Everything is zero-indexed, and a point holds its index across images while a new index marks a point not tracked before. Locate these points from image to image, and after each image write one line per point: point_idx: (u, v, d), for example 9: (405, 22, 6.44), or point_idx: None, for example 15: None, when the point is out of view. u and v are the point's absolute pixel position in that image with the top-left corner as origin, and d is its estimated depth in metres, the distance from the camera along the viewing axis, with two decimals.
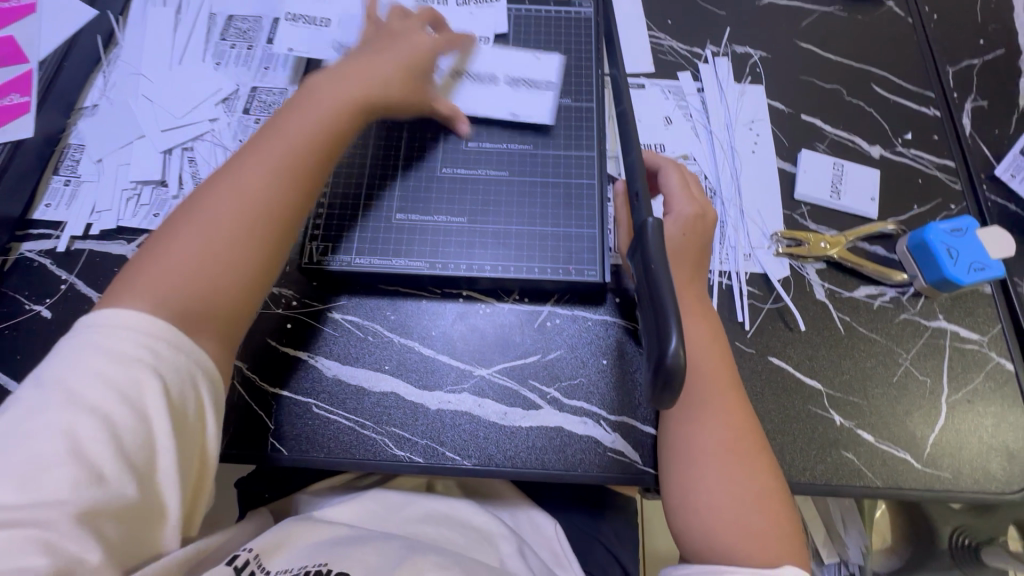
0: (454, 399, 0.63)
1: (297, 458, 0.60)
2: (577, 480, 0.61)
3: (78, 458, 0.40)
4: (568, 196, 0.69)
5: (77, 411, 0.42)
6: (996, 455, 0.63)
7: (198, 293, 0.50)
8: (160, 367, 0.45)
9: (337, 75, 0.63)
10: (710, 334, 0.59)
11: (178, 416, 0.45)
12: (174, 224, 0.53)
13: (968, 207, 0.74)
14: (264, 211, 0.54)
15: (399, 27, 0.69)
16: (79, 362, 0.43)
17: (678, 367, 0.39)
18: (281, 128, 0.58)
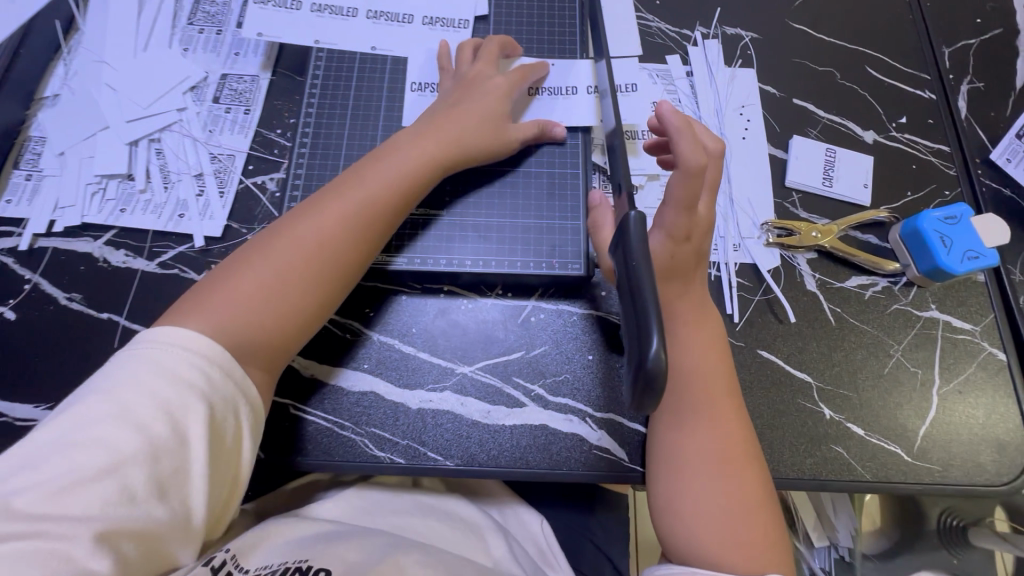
0: (435, 398, 0.62)
1: (277, 458, 0.59)
2: (562, 479, 0.60)
3: (123, 473, 0.42)
4: (551, 187, 0.66)
5: (126, 426, 0.43)
6: (986, 447, 0.62)
7: (258, 326, 0.52)
8: (207, 393, 0.47)
9: (422, 133, 0.62)
10: (714, 338, 0.57)
11: (218, 446, 0.47)
12: (247, 253, 0.56)
13: (962, 194, 0.72)
14: (327, 263, 0.56)
15: (485, 68, 0.67)
16: (135, 378, 0.46)
17: (661, 373, 0.36)
18: (361, 176, 0.59)
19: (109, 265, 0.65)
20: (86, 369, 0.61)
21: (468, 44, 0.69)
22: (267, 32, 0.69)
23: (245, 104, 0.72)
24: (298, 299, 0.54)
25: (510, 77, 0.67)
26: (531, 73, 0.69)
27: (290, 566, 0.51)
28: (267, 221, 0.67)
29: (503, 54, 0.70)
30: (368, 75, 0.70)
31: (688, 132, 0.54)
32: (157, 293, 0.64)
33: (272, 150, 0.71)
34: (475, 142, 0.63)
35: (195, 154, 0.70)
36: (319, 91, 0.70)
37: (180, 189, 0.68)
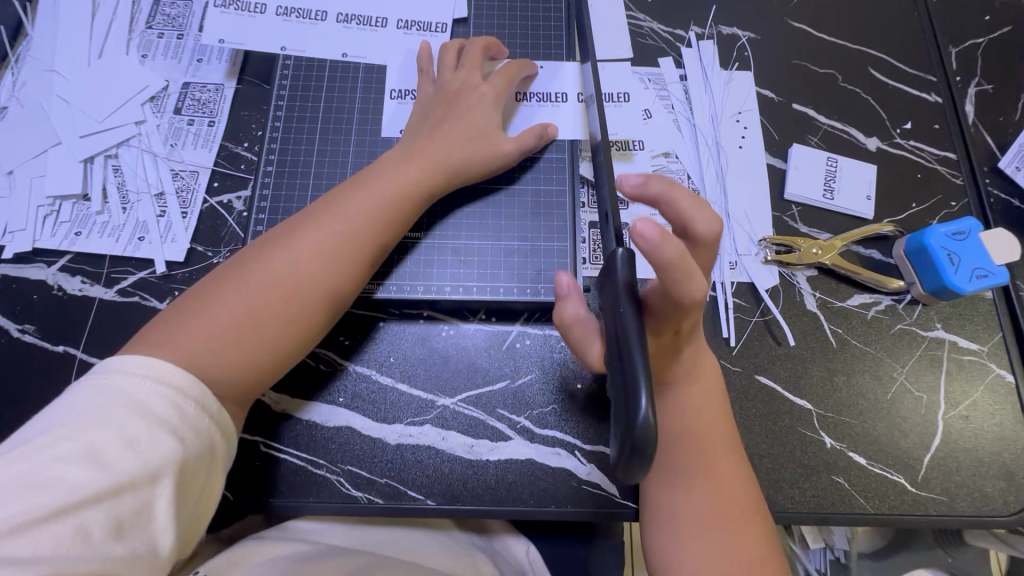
0: (415, 433, 0.58)
1: (248, 497, 0.56)
2: (550, 517, 0.57)
3: (82, 513, 0.37)
4: (536, 205, 0.62)
5: (86, 463, 0.38)
6: (993, 475, 0.59)
7: (221, 361, 0.48)
8: (179, 426, 0.43)
9: (407, 155, 0.57)
10: (712, 397, 0.51)
11: (190, 485, 0.43)
12: (220, 279, 0.51)
13: (969, 205, 0.69)
14: (305, 296, 0.51)
15: (470, 75, 0.61)
16: (100, 408, 0.41)
17: (650, 436, 0.33)
18: (345, 201, 0.54)
19: (65, 293, 0.61)
20: (41, 406, 0.57)
21: (451, 48, 0.63)
22: (230, 38, 0.63)
23: (209, 115, 0.68)
24: (273, 334, 0.50)
25: (497, 81, 0.62)
26: (517, 71, 0.63)
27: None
28: (233, 243, 0.63)
29: (489, 56, 0.65)
30: (339, 84, 0.65)
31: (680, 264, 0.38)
32: (116, 323, 0.60)
33: (238, 166, 0.66)
34: (467, 163, 0.58)
35: (155, 171, 0.65)
36: (287, 102, 0.65)
37: (139, 209, 0.64)
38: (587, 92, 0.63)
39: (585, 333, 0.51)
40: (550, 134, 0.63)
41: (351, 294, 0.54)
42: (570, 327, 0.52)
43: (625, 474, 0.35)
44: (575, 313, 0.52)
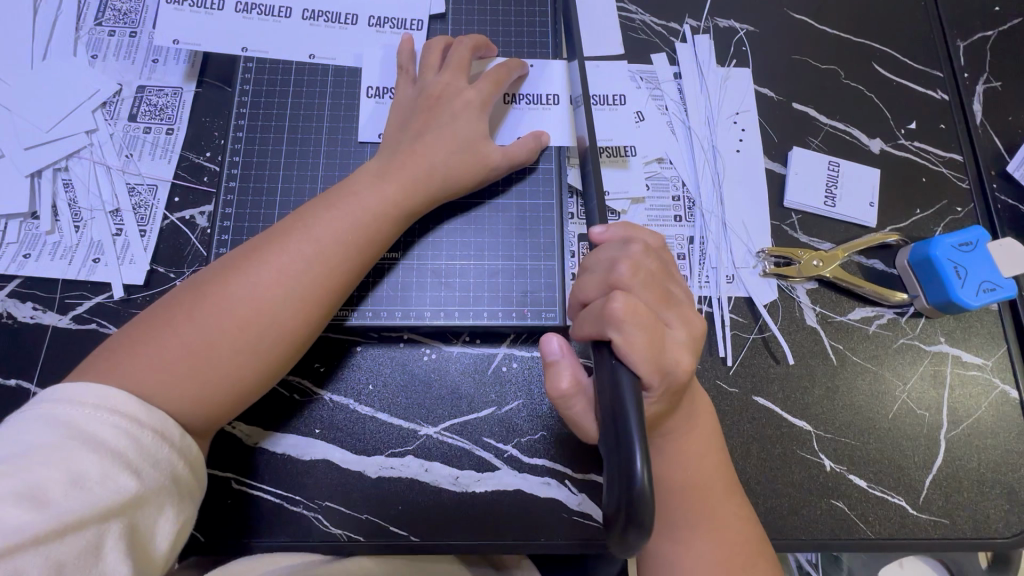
0: (397, 465, 0.55)
1: (220, 537, 0.53)
2: (540, 550, 0.54)
3: (20, 557, 0.33)
4: (522, 220, 0.58)
5: (23, 503, 0.35)
6: (995, 495, 0.58)
7: (177, 393, 0.44)
8: (132, 459, 0.39)
9: (384, 169, 0.52)
10: (709, 441, 0.49)
11: (147, 520, 0.39)
12: (176, 301, 0.47)
13: (975, 211, 0.66)
14: (267, 324, 0.46)
15: (455, 79, 0.56)
16: (41, 441, 0.37)
17: (645, 499, 0.34)
18: (315, 220, 0.49)
19: (15, 321, 0.56)
20: None
21: (436, 47, 0.58)
22: (184, 38, 0.58)
23: (167, 122, 0.62)
24: (232, 364, 0.46)
25: (483, 85, 0.56)
26: (508, 74, 0.58)
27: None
28: (197, 263, 0.59)
29: (477, 55, 0.60)
30: (307, 88, 0.60)
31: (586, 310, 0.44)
32: (71, 353, 0.56)
33: (200, 178, 0.61)
34: (450, 179, 0.54)
35: (110, 185, 0.60)
36: (250, 110, 0.59)
37: (94, 228, 0.59)
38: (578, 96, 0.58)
39: (584, 406, 0.48)
40: (544, 142, 0.58)
41: (320, 320, 0.49)
42: (568, 401, 0.48)
43: (623, 541, 0.35)
44: (573, 385, 0.47)
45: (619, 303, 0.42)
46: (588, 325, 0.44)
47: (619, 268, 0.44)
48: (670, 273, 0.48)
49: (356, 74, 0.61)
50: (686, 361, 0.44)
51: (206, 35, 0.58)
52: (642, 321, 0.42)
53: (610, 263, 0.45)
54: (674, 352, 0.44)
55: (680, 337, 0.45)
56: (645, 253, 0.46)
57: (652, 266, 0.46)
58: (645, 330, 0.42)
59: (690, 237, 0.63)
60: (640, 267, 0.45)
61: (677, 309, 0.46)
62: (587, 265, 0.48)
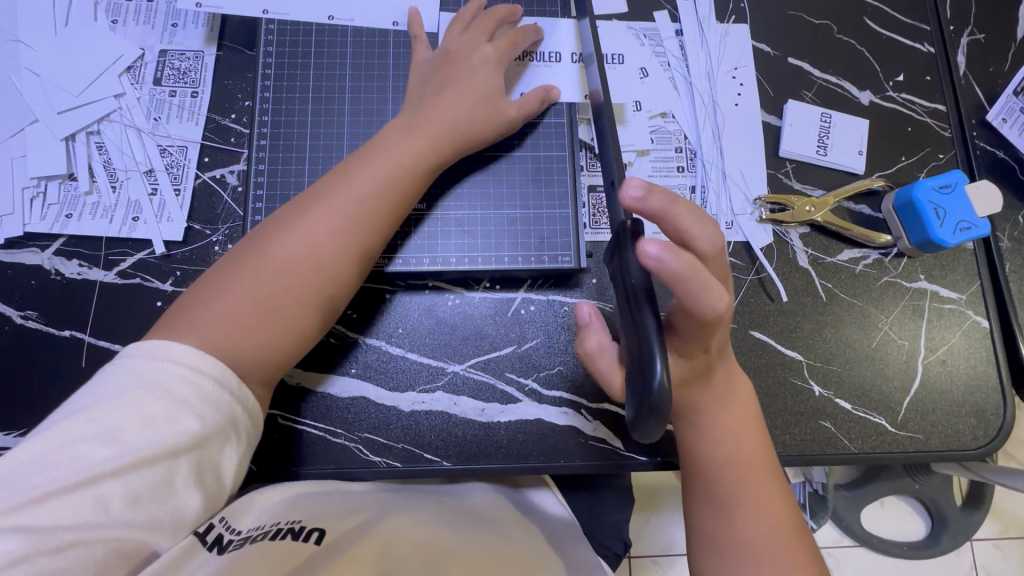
0: (429, 399, 0.60)
1: (269, 466, 0.58)
2: (558, 471, 0.60)
3: (101, 486, 0.39)
4: (536, 172, 0.62)
5: (104, 442, 0.40)
6: (966, 414, 0.64)
7: (250, 344, 0.48)
8: (196, 404, 0.43)
9: (410, 123, 0.56)
10: (743, 421, 0.54)
11: (212, 457, 0.44)
12: (234, 263, 0.50)
13: (955, 157, 0.71)
14: (324, 277, 0.51)
15: (478, 41, 0.60)
16: (118, 390, 0.42)
17: (664, 399, 0.38)
18: (355, 179, 0.53)
19: (63, 278, 0.60)
20: (54, 389, 0.58)
21: (463, 14, 0.62)
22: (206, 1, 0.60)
23: (192, 85, 0.65)
24: (295, 315, 0.50)
25: (501, 43, 0.60)
26: (525, 37, 0.61)
27: (281, 527, 0.50)
28: (231, 220, 0.62)
29: (503, 25, 0.63)
30: (328, 49, 0.63)
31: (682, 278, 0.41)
32: (120, 305, 0.60)
33: (229, 139, 0.64)
34: (470, 133, 0.57)
35: (142, 147, 0.63)
36: (274, 72, 0.62)
37: (130, 188, 0.62)
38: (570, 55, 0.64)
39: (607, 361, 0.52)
40: (551, 98, 0.62)
41: (364, 272, 0.54)
42: (592, 358, 0.53)
43: (641, 433, 0.40)
44: (598, 345, 0.52)
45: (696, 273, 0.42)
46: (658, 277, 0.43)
47: (691, 245, 0.45)
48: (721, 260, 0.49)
49: (374, 35, 0.63)
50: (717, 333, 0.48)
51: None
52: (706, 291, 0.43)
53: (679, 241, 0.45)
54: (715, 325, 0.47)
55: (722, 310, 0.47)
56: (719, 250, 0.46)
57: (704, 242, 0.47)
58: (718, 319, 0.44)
59: (692, 187, 0.68)
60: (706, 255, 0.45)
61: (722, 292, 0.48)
62: (668, 218, 0.44)
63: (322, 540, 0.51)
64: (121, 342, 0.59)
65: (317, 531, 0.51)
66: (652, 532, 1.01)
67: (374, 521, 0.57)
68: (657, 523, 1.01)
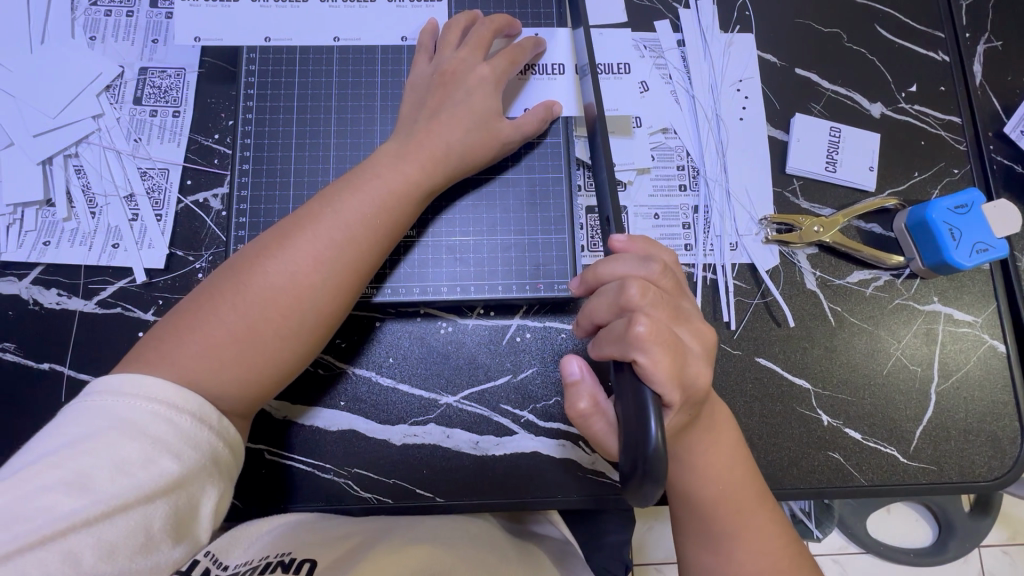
0: (420, 432, 0.58)
1: (256, 504, 0.56)
2: (555, 505, 0.58)
3: (71, 538, 0.35)
4: (532, 194, 0.60)
5: (73, 490, 0.36)
6: (982, 443, 0.62)
7: (225, 380, 0.46)
8: (173, 442, 0.41)
9: (403, 146, 0.53)
10: (729, 450, 0.50)
11: (191, 500, 0.41)
12: (212, 291, 0.48)
13: (971, 173, 0.67)
14: (306, 310, 0.48)
15: (472, 55, 0.56)
16: (86, 433, 0.39)
17: (661, 460, 0.36)
18: (341, 203, 0.50)
19: (42, 308, 0.58)
20: (32, 425, 0.56)
21: (456, 22, 0.58)
22: (205, 35, 0.59)
23: (173, 104, 0.62)
24: (275, 347, 0.48)
25: (499, 62, 0.57)
26: (524, 54, 0.58)
27: (270, 560, 0.46)
28: (215, 246, 0.60)
29: (501, 34, 0.60)
30: (313, 67, 0.60)
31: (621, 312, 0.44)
32: (100, 336, 0.58)
33: (212, 161, 0.62)
34: (467, 157, 0.55)
35: (122, 170, 0.61)
36: (257, 91, 0.59)
37: (110, 214, 0.60)
38: (569, 65, 0.61)
39: (603, 426, 0.46)
40: (555, 113, 0.59)
41: (351, 300, 0.51)
42: (586, 421, 0.47)
43: (637, 497, 0.37)
44: (591, 405, 0.46)
45: (643, 325, 0.41)
46: (608, 346, 0.43)
47: (646, 276, 0.45)
48: (682, 290, 0.48)
49: (362, 51, 0.61)
50: (703, 374, 0.44)
51: (227, 28, 0.60)
52: (666, 341, 0.42)
53: (621, 284, 0.45)
54: (690, 366, 0.43)
55: (694, 344, 0.45)
56: (663, 273, 0.46)
57: (666, 285, 0.46)
58: (671, 350, 0.42)
59: (695, 207, 0.65)
60: (650, 287, 0.44)
61: (688, 320, 0.46)
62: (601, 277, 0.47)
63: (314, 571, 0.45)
64: (101, 374, 0.57)
65: (309, 562, 0.46)
66: (653, 545, 0.99)
67: (374, 541, 0.51)
68: (660, 537, 1.00)
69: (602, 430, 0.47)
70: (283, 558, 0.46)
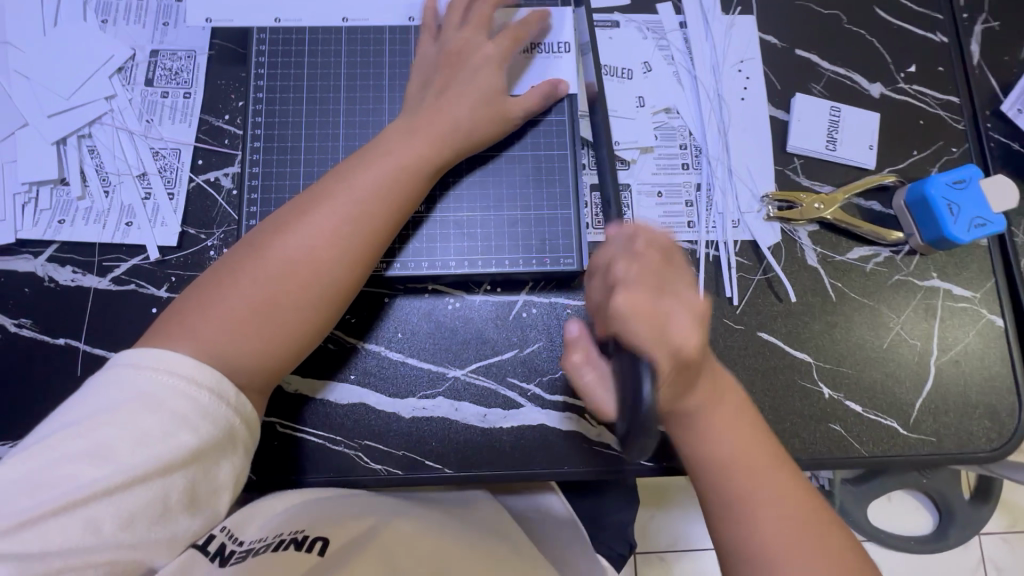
0: (429, 405, 0.59)
1: (269, 476, 0.57)
2: (563, 477, 0.59)
3: (93, 506, 0.38)
4: (537, 171, 0.61)
5: (95, 460, 0.38)
6: (980, 416, 0.63)
7: (245, 350, 0.46)
8: (191, 417, 0.41)
9: (408, 125, 0.54)
10: (738, 420, 0.51)
11: (208, 473, 0.42)
12: (230, 267, 0.49)
13: (969, 151, 0.68)
14: (323, 281, 0.49)
15: (475, 35, 0.58)
16: (109, 404, 0.40)
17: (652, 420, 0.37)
18: (355, 178, 0.51)
19: (57, 285, 0.59)
20: (49, 399, 0.57)
21: (458, 4, 0.59)
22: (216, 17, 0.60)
23: (183, 85, 0.63)
24: (294, 320, 0.49)
25: (502, 40, 0.59)
26: (529, 30, 0.60)
27: (283, 537, 0.46)
28: (227, 224, 0.61)
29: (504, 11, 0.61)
30: (322, 47, 0.61)
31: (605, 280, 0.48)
32: (115, 313, 0.59)
33: (222, 141, 0.63)
34: (473, 133, 0.56)
35: (134, 150, 0.62)
36: (267, 71, 0.60)
37: (123, 192, 0.61)
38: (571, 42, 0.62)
39: (597, 377, 0.50)
40: (561, 91, 0.61)
41: (366, 273, 0.52)
42: (579, 371, 0.51)
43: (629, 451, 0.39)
44: (584, 358, 0.51)
45: (622, 294, 0.43)
46: (599, 320, 0.48)
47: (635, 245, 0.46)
48: (677, 254, 0.47)
49: (369, 32, 0.62)
50: (693, 338, 0.43)
51: (237, 10, 0.61)
52: (648, 309, 0.42)
53: (608, 266, 0.47)
54: (679, 332, 0.43)
55: (688, 308, 0.44)
56: (649, 245, 0.46)
57: (656, 256, 0.46)
58: (653, 316, 0.42)
59: (698, 184, 0.66)
60: (635, 262, 0.45)
61: (682, 292, 0.45)
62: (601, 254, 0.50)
63: (326, 550, 0.47)
64: (117, 349, 0.58)
65: (321, 541, 0.47)
66: (657, 528, 1.01)
67: (382, 521, 0.52)
68: (663, 520, 1.01)
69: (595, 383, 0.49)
70: (297, 535, 0.47)
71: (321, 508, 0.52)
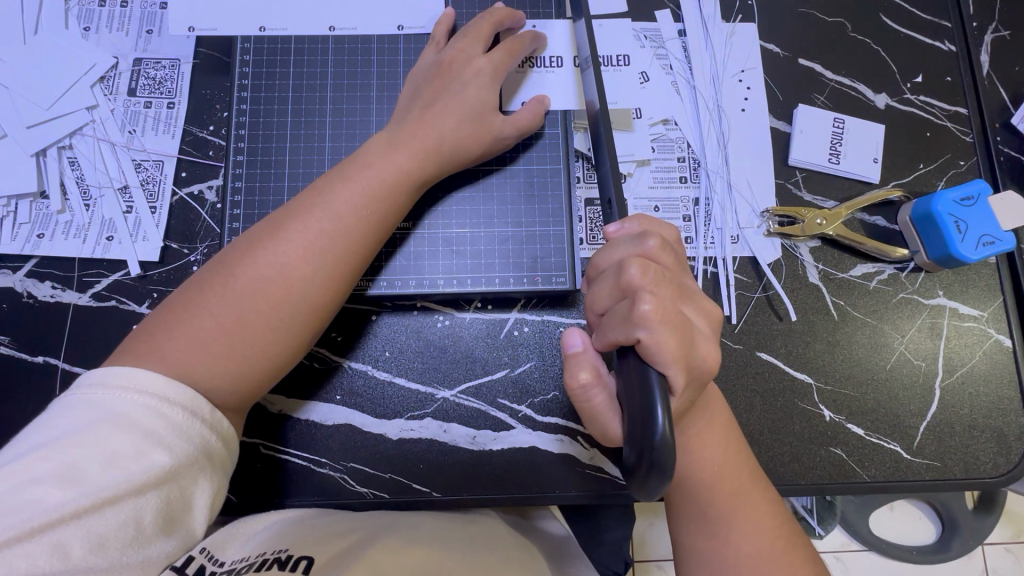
0: (417, 426, 0.58)
1: (251, 499, 0.56)
2: (554, 501, 0.57)
3: (61, 530, 0.35)
4: (529, 186, 0.59)
5: (62, 483, 0.36)
6: (987, 439, 0.61)
7: (217, 371, 0.45)
8: (165, 435, 0.40)
9: (392, 140, 0.52)
10: (727, 435, 0.50)
11: (183, 492, 0.40)
12: (200, 285, 0.47)
13: (977, 165, 0.66)
14: (298, 301, 0.47)
15: (469, 46, 0.56)
16: (75, 427, 0.38)
17: (668, 456, 0.34)
18: (333, 195, 0.49)
19: (36, 301, 0.58)
20: (25, 419, 0.56)
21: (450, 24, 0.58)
22: (200, 25, 0.59)
23: (167, 95, 0.62)
24: (269, 341, 0.47)
25: (497, 53, 0.56)
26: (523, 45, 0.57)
27: (267, 557, 0.43)
28: (210, 238, 0.59)
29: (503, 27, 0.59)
30: (308, 57, 0.59)
31: (613, 283, 0.41)
32: (94, 329, 0.57)
33: (207, 152, 0.61)
34: (461, 150, 0.54)
35: (115, 162, 0.60)
36: (251, 82, 0.59)
37: (104, 206, 0.60)
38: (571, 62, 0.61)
39: (603, 399, 0.42)
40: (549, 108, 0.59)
41: (344, 291, 0.50)
42: (585, 393, 0.42)
43: (641, 490, 0.35)
44: (593, 376, 0.42)
45: (649, 303, 0.38)
46: (613, 330, 0.40)
47: (646, 246, 0.42)
48: (683, 265, 0.44)
49: (358, 41, 0.60)
50: (712, 354, 0.42)
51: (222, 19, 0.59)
52: (672, 320, 0.39)
53: (620, 265, 0.41)
54: (703, 347, 0.41)
55: (700, 322, 0.42)
56: (661, 249, 0.42)
57: (668, 261, 0.42)
58: (676, 329, 0.39)
59: (696, 199, 0.64)
60: (650, 265, 0.40)
61: (694, 298, 0.43)
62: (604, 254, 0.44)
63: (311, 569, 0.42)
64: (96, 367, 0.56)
65: (305, 560, 0.43)
66: (654, 540, 0.99)
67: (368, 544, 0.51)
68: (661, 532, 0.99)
69: (601, 405, 0.42)
70: (281, 555, 0.44)
71: (305, 527, 0.49)
